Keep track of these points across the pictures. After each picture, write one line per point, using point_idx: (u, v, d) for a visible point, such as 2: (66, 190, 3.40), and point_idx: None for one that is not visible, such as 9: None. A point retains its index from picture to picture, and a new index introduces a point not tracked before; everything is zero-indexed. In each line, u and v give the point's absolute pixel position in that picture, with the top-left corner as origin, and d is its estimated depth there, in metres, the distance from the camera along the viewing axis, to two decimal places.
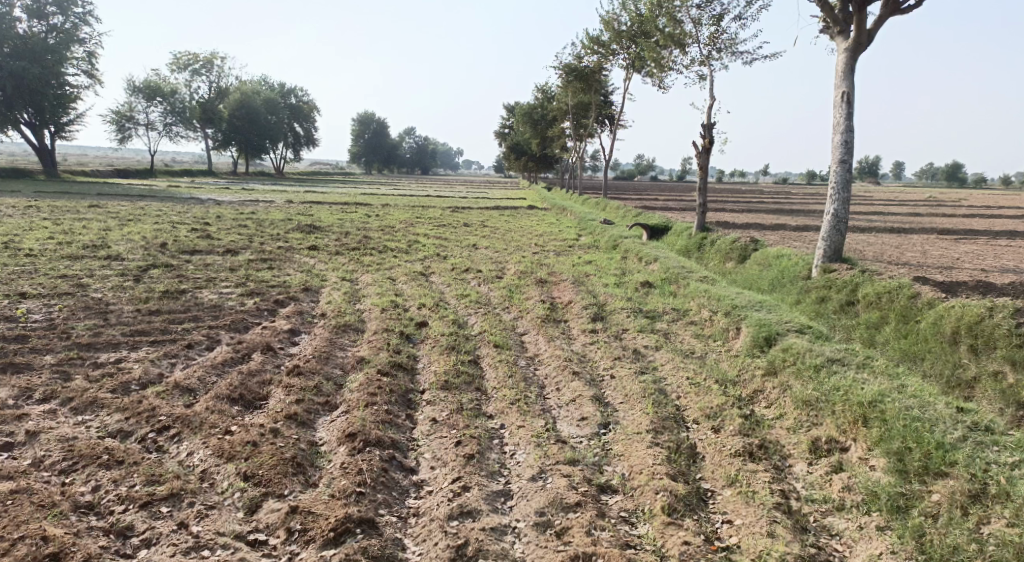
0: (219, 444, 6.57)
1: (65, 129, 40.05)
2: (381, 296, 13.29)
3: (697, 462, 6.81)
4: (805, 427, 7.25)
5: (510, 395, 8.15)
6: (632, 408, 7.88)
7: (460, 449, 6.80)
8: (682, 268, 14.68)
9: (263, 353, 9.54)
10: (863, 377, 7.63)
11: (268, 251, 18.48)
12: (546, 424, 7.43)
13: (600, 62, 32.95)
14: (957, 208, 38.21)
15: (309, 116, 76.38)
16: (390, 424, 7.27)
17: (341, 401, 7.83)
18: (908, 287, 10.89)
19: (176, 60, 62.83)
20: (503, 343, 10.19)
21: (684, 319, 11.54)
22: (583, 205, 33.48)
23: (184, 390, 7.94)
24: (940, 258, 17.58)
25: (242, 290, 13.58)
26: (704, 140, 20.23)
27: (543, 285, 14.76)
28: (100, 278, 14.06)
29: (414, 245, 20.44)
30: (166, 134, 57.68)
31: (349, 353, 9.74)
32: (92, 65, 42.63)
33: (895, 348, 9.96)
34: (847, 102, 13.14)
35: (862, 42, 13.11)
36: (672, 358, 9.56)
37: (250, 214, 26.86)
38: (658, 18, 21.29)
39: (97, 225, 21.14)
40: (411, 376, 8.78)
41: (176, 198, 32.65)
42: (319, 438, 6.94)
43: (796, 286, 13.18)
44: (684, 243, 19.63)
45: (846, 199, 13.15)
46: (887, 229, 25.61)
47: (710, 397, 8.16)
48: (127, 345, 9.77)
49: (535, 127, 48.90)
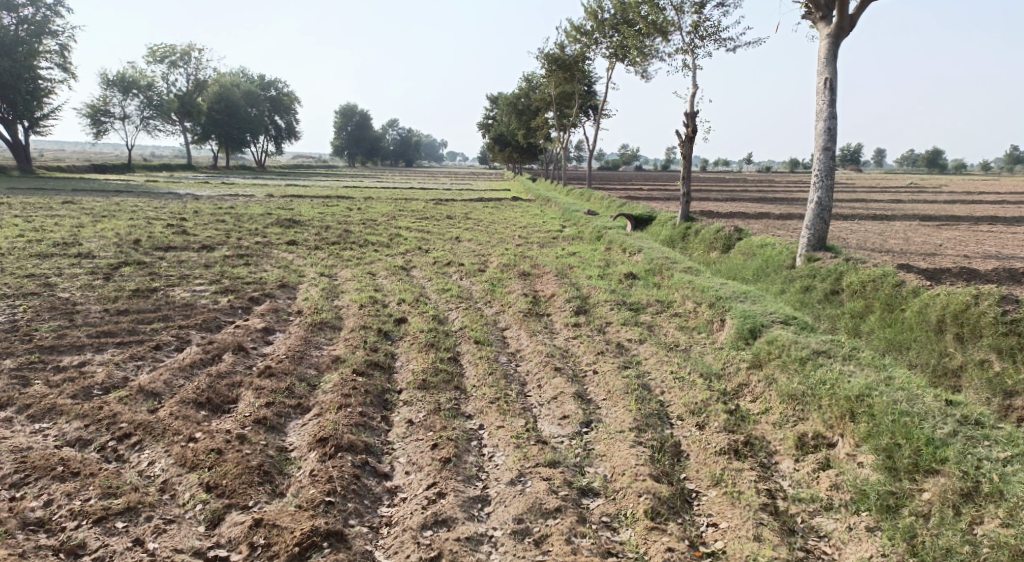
0: (182, 453, 6.30)
1: (39, 124, 39.17)
2: (359, 292, 12.98)
3: (681, 461, 6.61)
4: (792, 423, 7.06)
5: (490, 393, 7.90)
6: (615, 405, 7.66)
7: (437, 452, 6.56)
8: (666, 259, 14.48)
9: (234, 353, 9.23)
10: (850, 370, 7.44)
11: (246, 246, 18.07)
12: (526, 423, 7.20)
13: (582, 51, 32.62)
14: (939, 195, 38.35)
15: (290, 108, 75.43)
16: (364, 427, 7.00)
17: (314, 403, 7.56)
18: (893, 275, 10.75)
19: (153, 52, 61.77)
20: (484, 339, 9.92)
21: (668, 311, 11.35)
22: (567, 196, 33.20)
23: (148, 394, 7.62)
24: (924, 244, 17.50)
25: (216, 287, 13.22)
26: (687, 129, 20.03)
27: (525, 278, 14.51)
28: (68, 277, 13.63)
29: (396, 238, 20.11)
30: (143, 128, 56.61)
31: (324, 352, 9.44)
32: (65, 58, 41.67)
33: (880, 337, 9.81)
34: (829, 89, 12.95)
35: (844, 27, 12.92)
36: (656, 352, 9.35)
37: (229, 208, 26.38)
38: (640, 5, 21.04)
39: (70, 222, 20.60)
40: (388, 376, 8.50)
41: (153, 192, 32.02)
42: (289, 444, 6.68)
43: (780, 276, 13.01)
44: (668, 233, 19.45)
45: (830, 187, 12.97)
46: (869, 216, 25.59)
47: (695, 392, 7.95)
48: (92, 347, 9.43)
49: (519, 118, 48.52)
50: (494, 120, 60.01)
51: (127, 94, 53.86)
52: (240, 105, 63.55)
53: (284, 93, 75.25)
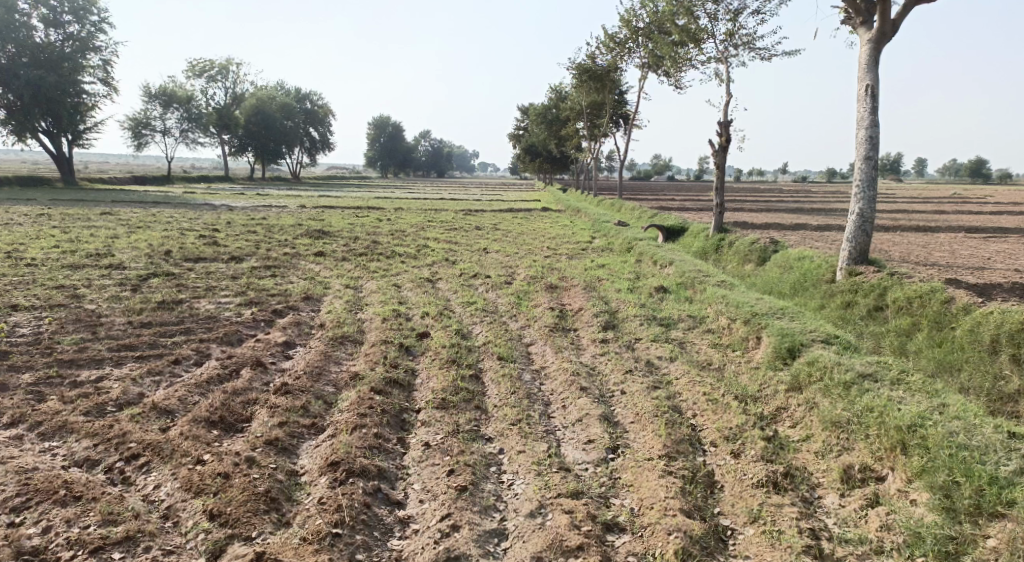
0: (187, 476, 6.12)
1: (83, 137, 39.96)
2: (384, 304, 12.71)
3: (714, 494, 6.15)
4: (835, 452, 6.56)
5: (512, 414, 7.52)
6: (644, 429, 7.24)
7: (453, 480, 6.24)
8: (699, 272, 14.00)
9: (253, 368, 8.97)
10: (899, 396, 6.90)
11: (274, 257, 17.98)
12: (549, 448, 6.81)
13: (615, 61, 32.27)
14: (984, 206, 37.17)
15: (325, 120, 76.21)
16: (379, 450, 6.70)
17: (328, 423, 7.27)
18: (941, 291, 10.21)
19: (192, 67, 62.97)
20: (508, 355, 9.55)
21: (701, 327, 10.88)
22: (598, 206, 32.79)
23: (161, 412, 7.39)
24: (970, 257, 16.79)
25: (240, 299, 13.07)
26: (721, 139, 19.51)
27: (553, 290, 14.14)
28: (97, 288, 13.62)
29: (424, 249, 19.91)
30: (183, 141, 57.40)
31: (343, 368, 9.15)
32: (108, 74, 42.57)
33: (929, 357, 9.24)
34: (871, 96, 12.39)
35: (887, 32, 12.37)
36: (688, 371, 8.89)
37: (261, 219, 26.48)
38: (673, 14, 20.62)
39: (105, 233, 20.78)
40: (407, 394, 8.17)
41: (188, 204, 32.34)
42: (299, 468, 6.42)
43: (819, 291, 12.44)
44: (701, 245, 18.90)
45: (872, 197, 12.40)
46: (910, 228, 24.77)
47: (729, 416, 7.48)
48: (111, 361, 9.28)
49: (549, 128, 48.29)
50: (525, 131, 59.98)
51: (168, 108, 55.00)
52: (277, 118, 64.42)
53: (319, 106, 76.15)
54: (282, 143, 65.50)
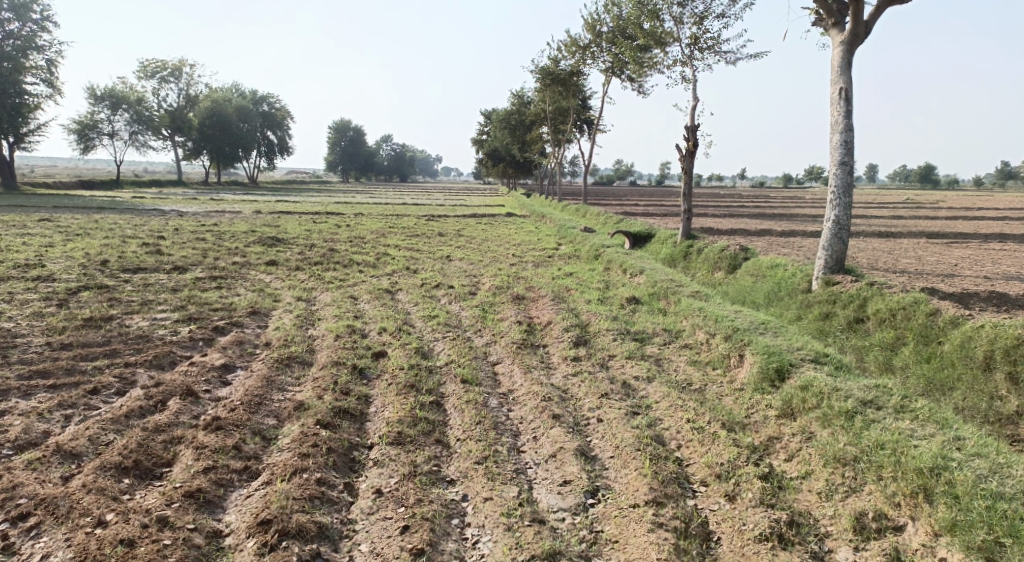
0: (84, 543, 5.22)
1: (25, 140, 37.89)
2: (337, 319, 11.69)
3: (710, 550, 5.50)
4: (842, 494, 5.90)
5: (476, 451, 6.61)
6: (626, 467, 6.40)
7: (407, 541, 5.42)
8: (671, 282, 13.27)
9: (182, 399, 7.89)
10: (909, 428, 6.25)
11: (221, 267, 16.79)
12: (519, 494, 5.97)
13: (579, 64, 31.61)
14: (939, 211, 37.40)
15: (283, 123, 74.13)
16: (320, 501, 5.81)
17: (264, 466, 6.30)
18: (926, 302, 9.59)
19: (143, 68, 60.73)
20: (472, 377, 8.63)
21: (678, 342, 10.06)
22: (563, 212, 31.94)
23: (66, 456, 6.30)
24: (939, 264, 16.43)
25: (179, 315, 11.90)
26: (687, 144, 18.90)
27: (519, 302, 13.27)
28: (19, 303, 12.31)
29: (383, 258, 18.87)
30: (133, 143, 54.89)
31: (287, 397, 8.10)
32: (51, 74, 40.61)
33: (918, 375, 8.58)
34: (845, 99, 11.78)
35: (860, 34, 11.82)
36: (668, 393, 8.08)
37: (213, 225, 25.10)
38: (637, 17, 19.98)
39: (40, 241, 19.26)
40: (358, 427, 7.21)
41: (137, 209, 30.62)
42: (224, 527, 5.52)
43: (795, 300, 11.75)
44: (669, 252, 18.23)
45: (848, 204, 11.73)
46: (874, 234, 24.52)
47: (719, 448, 6.67)
48: (20, 391, 8.14)
49: (512, 133, 47.09)
50: (488, 137, 59.20)
51: (116, 110, 52.46)
52: (232, 120, 62.29)
53: (277, 109, 74.16)
54: (238, 146, 63.35)
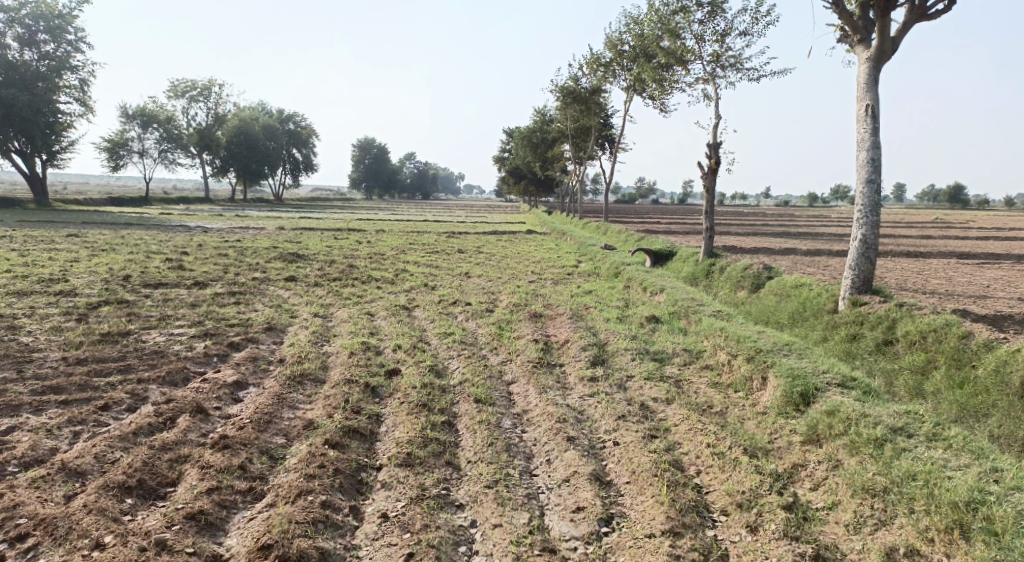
0: None
1: (57, 157, 38.64)
2: (352, 336, 11.56)
3: None
4: (870, 527, 5.61)
5: (487, 474, 6.40)
6: (642, 494, 6.15)
7: None
8: (691, 300, 12.99)
9: (191, 417, 7.77)
10: (942, 458, 5.95)
11: (240, 283, 16.80)
12: (530, 521, 5.77)
13: (600, 82, 31.57)
14: (969, 231, 36.64)
15: (308, 141, 74.94)
16: (324, 525, 5.67)
17: (269, 487, 6.15)
18: (958, 325, 9.25)
19: (173, 87, 61.84)
20: (486, 397, 8.41)
21: (698, 363, 9.78)
22: (584, 229, 31.77)
23: (70, 474, 6.19)
24: (970, 284, 15.95)
25: (195, 330, 11.85)
26: (709, 161, 18.66)
27: (536, 320, 13.06)
28: (39, 317, 12.36)
29: (401, 274, 18.78)
30: (162, 161, 55.75)
31: (297, 415, 7.95)
32: (84, 93, 41.44)
33: (950, 400, 8.21)
34: (872, 116, 11.49)
35: (885, 50, 11.56)
36: (687, 416, 7.80)
37: (235, 241, 25.26)
38: (658, 36, 19.86)
39: (66, 256, 19.47)
40: (368, 447, 7.03)
41: (162, 226, 30.98)
42: (224, 551, 5.43)
43: (820, 321, 11.42)
44: (691, 270, 17.92)
45: (876, 222, 11.40)
46: (902, 253, 23.99)
47: (740, 475, 6.39)
48: (31, 406, 8.08)
49: (534, 151, 47.07)
50: (510, 155, 59.34)
51: (146, 128, 53.39)
52: (259, 138, 63.09)
53: (303, 127, 75.03)
54: (264, 163, 64.06)
